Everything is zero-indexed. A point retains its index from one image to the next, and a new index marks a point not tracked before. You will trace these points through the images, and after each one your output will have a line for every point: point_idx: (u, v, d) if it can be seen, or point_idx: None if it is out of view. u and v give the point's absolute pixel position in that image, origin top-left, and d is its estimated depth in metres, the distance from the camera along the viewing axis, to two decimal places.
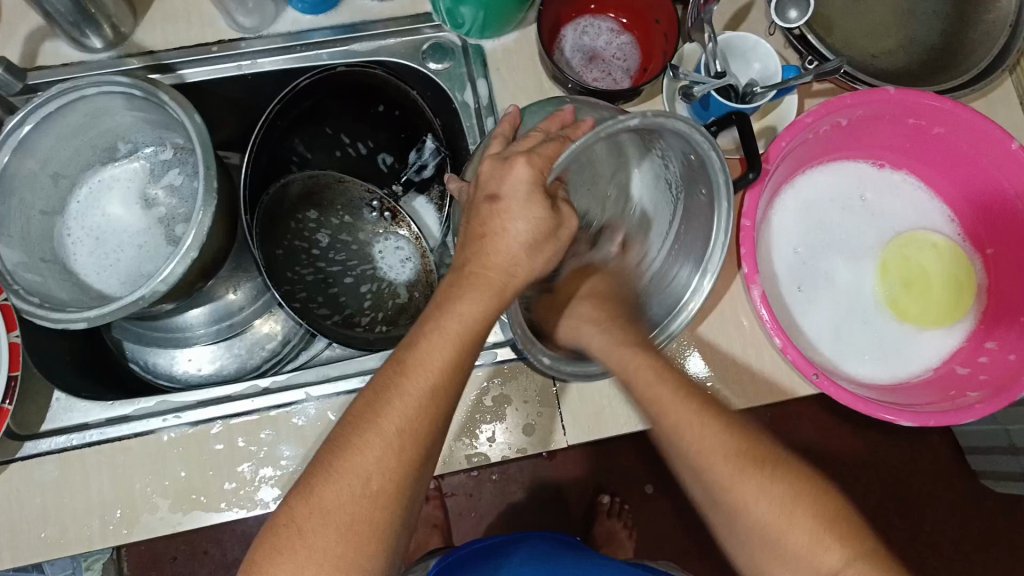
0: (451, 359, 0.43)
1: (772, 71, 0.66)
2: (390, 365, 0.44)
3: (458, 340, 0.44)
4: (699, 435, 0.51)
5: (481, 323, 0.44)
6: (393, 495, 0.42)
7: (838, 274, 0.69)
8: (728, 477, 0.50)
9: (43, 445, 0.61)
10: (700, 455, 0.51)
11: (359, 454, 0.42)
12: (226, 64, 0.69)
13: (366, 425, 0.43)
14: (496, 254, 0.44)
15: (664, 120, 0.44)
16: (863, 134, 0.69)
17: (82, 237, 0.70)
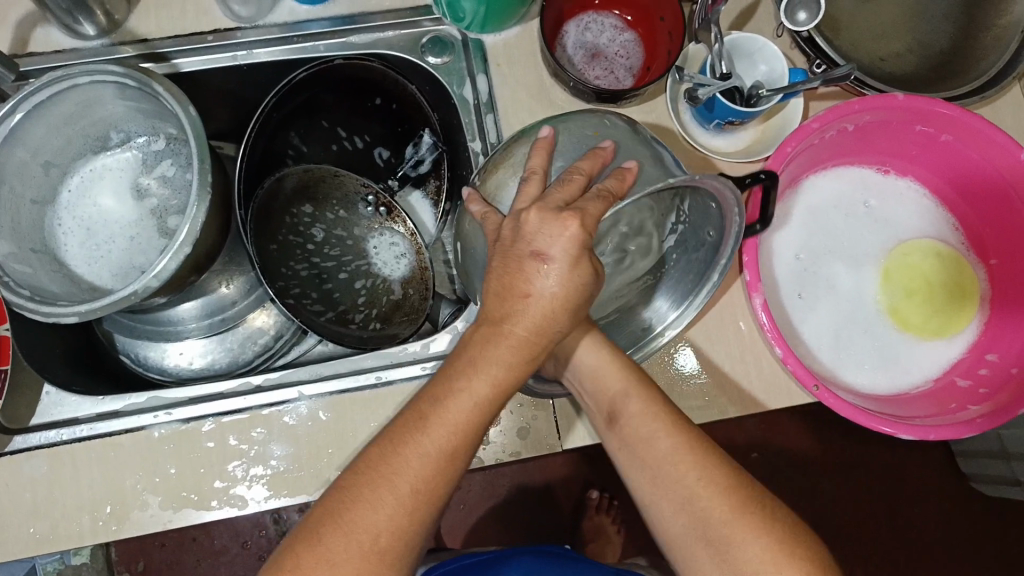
0: (473, 421, 0.44)
1: (779, 74, 0.65)
2: (407, 420, 0.44)
3: (482, 404, 0.44)
4: (690, 459, 0.50)
5: (506, 388, 0.44)
6: (400, 553, 0.42)
7: (839, 281, 0.68)
8: (725, 514, 0.48)
9: (33, 439, 0.60)
10: (688, 480, 0.50)
11: (370, 509, 0.42)
12: (222, 54, 0.68)
13: (379, 480, 0.43)
14: (533, 315, 0.43)
15: (704, 180, 0.45)
16: (869, 139, 0.67)
17: (73, 227, 0.69)
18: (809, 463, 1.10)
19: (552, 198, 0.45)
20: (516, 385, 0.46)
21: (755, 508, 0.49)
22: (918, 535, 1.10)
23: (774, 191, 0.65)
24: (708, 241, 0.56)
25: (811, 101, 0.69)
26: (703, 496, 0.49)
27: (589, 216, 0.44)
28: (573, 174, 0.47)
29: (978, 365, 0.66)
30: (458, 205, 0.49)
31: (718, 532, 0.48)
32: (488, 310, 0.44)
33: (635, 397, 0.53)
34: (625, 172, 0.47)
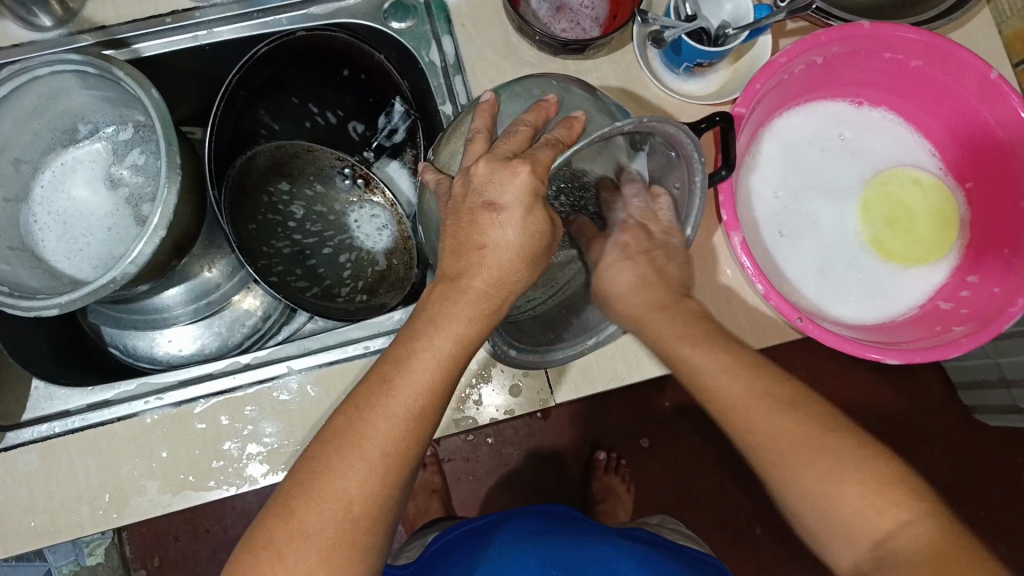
0: (443, 374, 0.44)
1: (744, 12, 0.64)
2: (378, 380, 0.44)
3: (446, 362, 0.44)
4: (715, 363, 0.53)
5: (466, 346, 0.45)
6: (374, 519, 0.43)
7: (820, 216, 0.68)
8: (754, 413, 0.51)
9: (25, 434, 0.59)
10: (709, 382, 0.53)
11: (341, 474, 0.42)
12: (182, 35, 0.67)
13: (349, 445, 0.43)
14: (492, 265, 0.44)
15: (655, 124, 0.45)
16: (840, 72, 0.67)
17: (50, 223, 0.68)
18: None
19: (501, 149, 0.45)
20: (479, 339, 0.46)
21: (801, 415, 0.50)
22: (927, 471, 1.11)
23: (748, 132, 0.65)
24: (676, 192, 0.57)
25: (780, 38, 0.69)
26: (746, 426, 0.51)
27: (541, 163, 0.44)
28: (518, 127, 0.47)
29: (958, 286, 0.67)
30: (431, 181, 0.50)
31: (771, 449, 0.50)
32: (444, 269, 0.45)
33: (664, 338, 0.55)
34: (572, 120, 0.47)
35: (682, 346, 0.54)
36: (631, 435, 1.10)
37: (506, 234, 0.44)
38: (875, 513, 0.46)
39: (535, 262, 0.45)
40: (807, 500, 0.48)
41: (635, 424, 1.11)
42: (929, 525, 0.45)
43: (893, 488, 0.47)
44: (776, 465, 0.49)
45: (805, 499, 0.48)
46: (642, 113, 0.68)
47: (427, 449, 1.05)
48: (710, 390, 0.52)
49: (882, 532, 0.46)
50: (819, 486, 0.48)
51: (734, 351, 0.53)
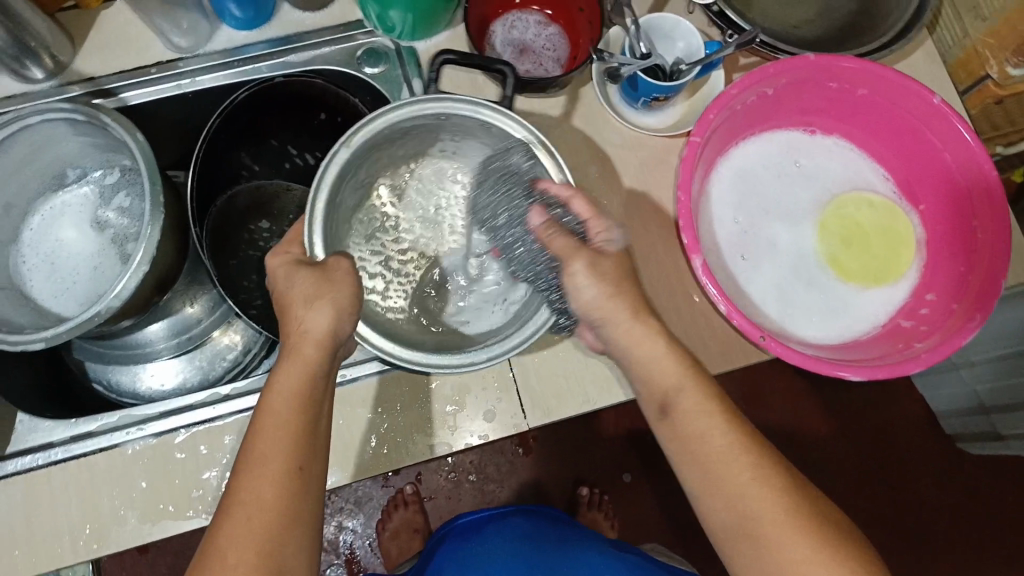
0: (296, 424, 0.48)
1: (695, 48, 0.68)
2: (240, 460, 0.47)
3: (297, 397, 0.49)
4: (733, 450, 0.49)
5: (308, 395, 0.49)
6: (281, 555, 0.43)
7: (780, 239, 0.71)
8: (773, 515, 0.47)
9: (8, 467, 0.61)
10: (720, 463, 0.49)
11: (235, 523, 0.44)
12: (166, 84, 0.71)
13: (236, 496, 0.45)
14: (298, 320, 0.51)
15: (381, 120, 0.54)
16: (791, 102, 0.70)
17: (38, 263, 0.71)
18: (798, 439, 1.11)
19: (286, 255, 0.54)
20: (322, 378, 0.51)
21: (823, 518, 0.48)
22: (915, 499, 1.10)
23: (704, 161, 0.68)
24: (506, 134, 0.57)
25: (734, 72, 0.72)
26: (760, 506, 0.48)
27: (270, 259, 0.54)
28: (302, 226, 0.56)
29: (921, 307, 0.68)
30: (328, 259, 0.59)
31: (778, 541, 0.47)
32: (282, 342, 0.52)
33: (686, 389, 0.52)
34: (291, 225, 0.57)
35: (705, 426, 0.51)
36: (615, 470, 1.10)
37: (297, 284, 0.52)
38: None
39: (334, 293, 0.51)
40: None
41: (620, 458, 1.11)
42: None
43: None
44: (782, 550, 0.46)
45: None
46: (605, 145, 0.71)
47: (409, 487, 1.06)
48: (715, 460, 0.50)
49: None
50: None
51: (753, 442, 0.50)
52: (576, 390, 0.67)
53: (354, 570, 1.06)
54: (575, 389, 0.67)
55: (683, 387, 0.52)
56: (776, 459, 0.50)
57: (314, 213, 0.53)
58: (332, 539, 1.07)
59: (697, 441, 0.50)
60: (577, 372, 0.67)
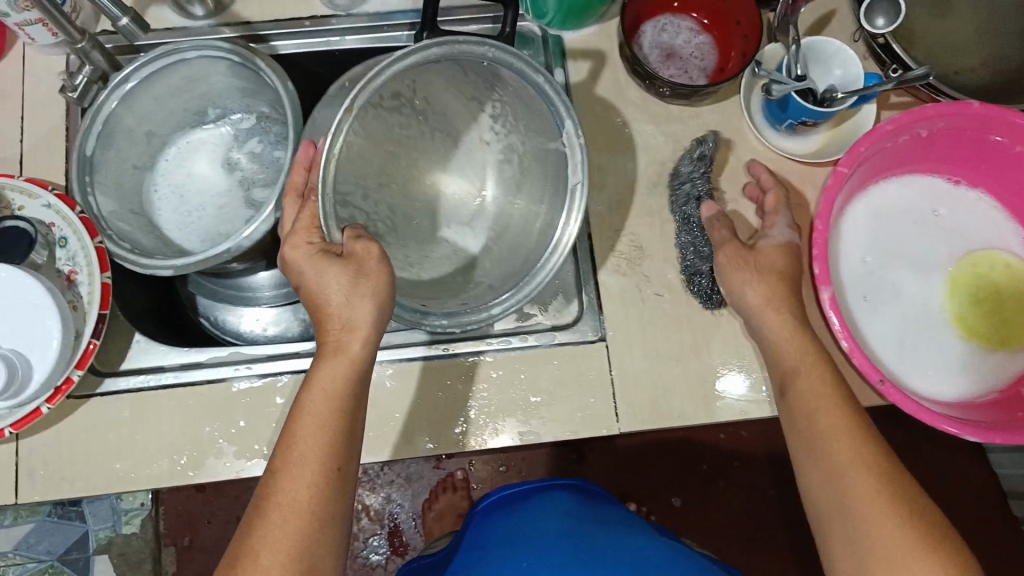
0: (334, 423, 0.50)
1: (854, 76, 0.66)
2: (277, 457, 0.50)
3: (331, 401, 0.51)
4: (829, 424, 0.54)
5: (355, 386, 0.52)
6: (311, 557, 0.47)
7: (905, 286, 0.69)
8: (865, 490, 0.50)
9: (121, 383, 0.63)
10: (823, 437, 0.53)
11: (268, 524, 0.47)
12: (316, 39, 0.72)
13: (273, 498, 0.48)
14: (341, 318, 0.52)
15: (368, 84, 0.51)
16: (938, 148, 0.68)
17: (167, 194, 0.74)
18: None
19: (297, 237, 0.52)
20: (360, 377, 0.52)
21: (910, 503, 0.50)
22: None
23: (844, 193, 0.66)
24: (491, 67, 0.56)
25: (883, 110, 0.70)
26: (851, 481, 0.51)
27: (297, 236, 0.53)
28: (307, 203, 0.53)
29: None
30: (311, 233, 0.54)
31: (863, 519, 0.50)
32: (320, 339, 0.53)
33: (805, 366, 0.57)
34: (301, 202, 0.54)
35: (820, 404, 0.55)
36: (664, 491, 1.09)
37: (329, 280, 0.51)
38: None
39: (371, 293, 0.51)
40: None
41: (672, 479, 1.10)
42: None
43: None
44: (861, 523, 0.50)
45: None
46: (738, 163, 0.71)
47: (459, 472, 1.07)
48: (815, 435, 0.54)
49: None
50: (904, 557, 0.48)
51: (858, 427, 0.54)
52: (673, 401, 0.66)
53: (395, 541, 1.07)
54: (671, 402, 0.66)
55: (801, 367, 0.57)
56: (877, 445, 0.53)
57: (326, 196, 0.50)
58: (377, 509, 1.08)
59: (811, 412, 0.55)
60: (675, 384, 0.66)
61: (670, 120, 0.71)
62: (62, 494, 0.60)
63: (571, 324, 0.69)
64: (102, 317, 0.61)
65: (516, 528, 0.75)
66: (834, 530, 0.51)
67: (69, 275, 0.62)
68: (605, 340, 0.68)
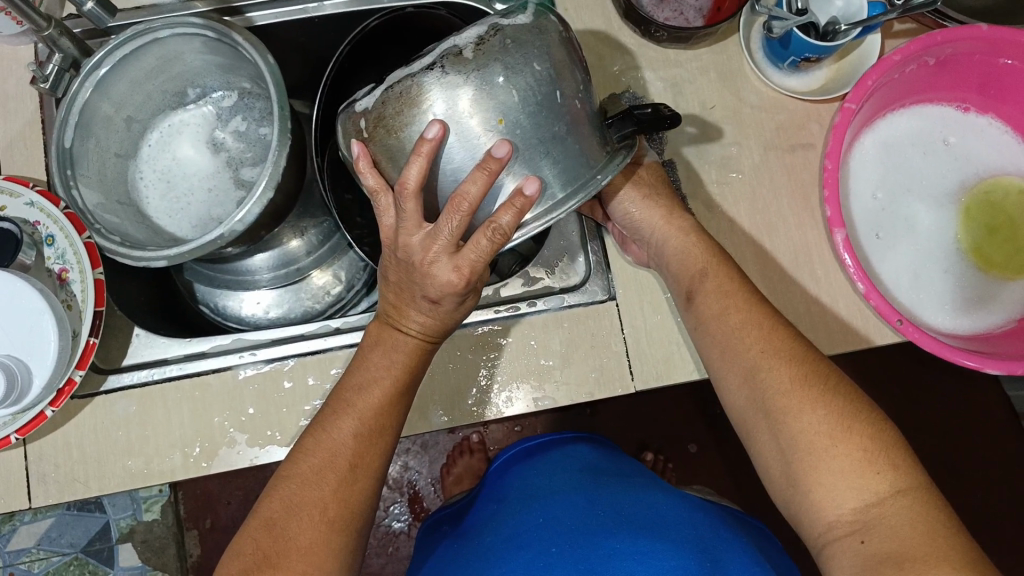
0: (390, 397, 0.52)
1: (856, 8, 0.64)
2: (326, 413, 0.52)
3: (391, 380, 0.52)
4: (746, 333, 0.55)
5: (408, 373, 0.53)
6: (347, 521, 0.49)
7: (918, 220, 0.67)
8: (786, 383, 0.51)
9: (124, 378, 0.62)
10: (743, 340, 0.55)
11: (312, 484, 0.49)
12: (293, 6, 0.69)
13: (319, 460, 0.50)
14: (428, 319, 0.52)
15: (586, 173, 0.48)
16: (948, 75, 0.66)
17: (154, 180, 0.71)
18: None
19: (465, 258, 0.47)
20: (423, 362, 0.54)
21: (826, 389, 0.51)
22: (994, 499, 1.07)
23: (852, 128, 0.64)
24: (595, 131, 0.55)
25: (887, 38, 0.68)
26: (773, 378, 0.52)
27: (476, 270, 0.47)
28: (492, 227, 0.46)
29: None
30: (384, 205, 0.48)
31: (785, 410, 0.51)
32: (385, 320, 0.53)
33: (711, 271, 0.58)
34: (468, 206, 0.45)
35: (729, 304, 0.56)
36: (681, 437, 1.09)
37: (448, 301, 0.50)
38: (866, 481, 0.47)
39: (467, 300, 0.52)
40: (807, 460, 0.49)
41: (687, 427, 1.10)
42: (912, 498, 0.46)
43: (882, 457, 0.48)
44: (788, 419, 0.50)
45: (797, 458, 0.50)
46: (742, 105, 0.68)
47: (474, 436, 1.08)
48: (728, 342, 0.55)
49: (871, 499, 0.47)
50: (826, 439, 0.49)
51: (778, 331, 0.54)
52: (689, 355, 0.65)
53: (417, 508, 1.07)
54: (686, 355, 0.65)
55: (707, 272, 0.59)
56: (805, 351, 0.53)
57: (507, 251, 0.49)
58: (396, 477, 1.08)
59: (714, 319, 0.57)
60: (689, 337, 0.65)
61: (670, 64, 0.68)
62: (74, 496, 0.59)
63: (579, 284, 0.67)
64: (97, 315, 0.59)
65: (531, 476, 0.73)
66: (765, 430, 0.52)
67: (60, 273, 0.60)
68: (614, 299, 0.67)
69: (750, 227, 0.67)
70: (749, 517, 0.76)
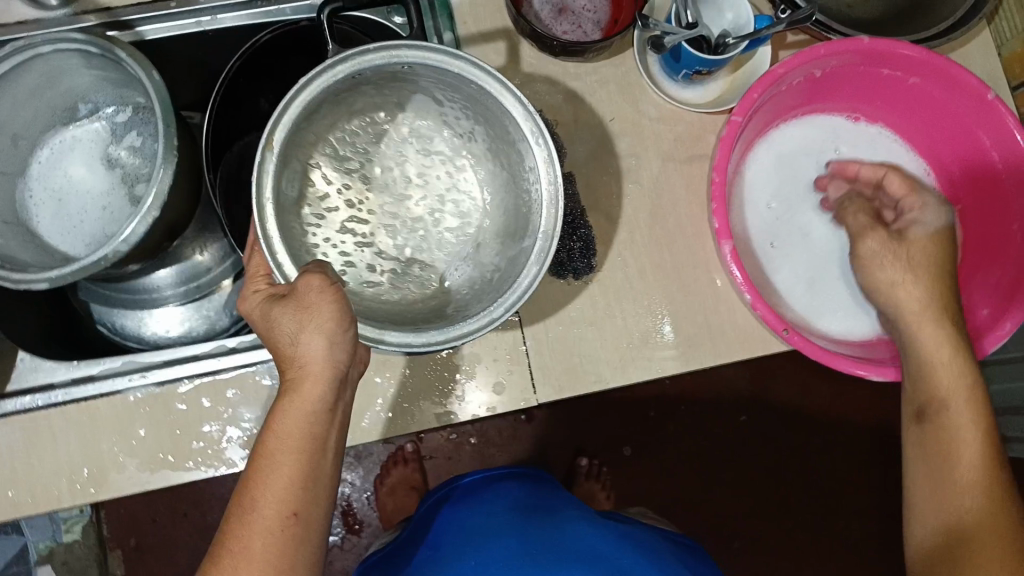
0: (301, 447, 0.48)
1: (745, 20, 0.65)
2: (243, 485, 0.48)
3: (298, 427, 0.48)
4: (947, 380, 0.56)
5: (311, 414, 0.49)
6: None
7: (813, 229, 0.68)
8: (976, 444, 0.54)
9: (7, 405, 0.59)
10: (943, 394, 0.56)
11: (241, 563, 0.45)
12: (185, 20, 0.67)
13: (245, 536, 0.46)
14: (309, 359, 0.49)
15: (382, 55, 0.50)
16: (835, 85, 0.67)
17: (44, 199, 0.69)
18: (794, 422, 1.11)
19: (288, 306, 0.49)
20: (330, 399, 0.50)
21: (991, 457, 0.54)
22: None
23: (742, 141, 0.65)
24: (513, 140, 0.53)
25: (779, 50, 0.69)
26: (962, 438, 0.55)
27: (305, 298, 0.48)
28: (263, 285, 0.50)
29: (971, 320, 0.65)
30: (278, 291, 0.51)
31: (956, 465, 0.54)
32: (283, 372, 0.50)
33: (911, 312, 0.59)
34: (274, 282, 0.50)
35: (935, 346, 0.57)
36: (616, 441, 1.09)
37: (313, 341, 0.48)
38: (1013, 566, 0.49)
39: (342, 330, 0.49)
40: (955, 525, 0.53)
41: (621, 431, 1.09)
42: None
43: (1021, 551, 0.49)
44: (952, 479, 0.54)
45: (951, 520, 0.53)
46: (640, 117, 0.69)
47: (409, 445, 1.06)
48: (927, 386, 0.57)
49: None
50: (973, 517, 0.52)
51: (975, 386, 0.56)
52: (590, 367, 0.66)
53: (351, 521, 1.07)
54: (588, 367, 0.66)
55: (906, 306, 0.59)
56: (976, 407, 0.56)
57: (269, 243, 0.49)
58: None
59: (926, 366, 0.57)
60: (590, 349, 0.66)
61: (569, 77, 0.69)
62: None
63: None
64: None
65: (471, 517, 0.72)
66: (923, 471, 0.56)
67: None
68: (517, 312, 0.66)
69: (649, 240, 0.67)
70: (684, 536, 0.79)
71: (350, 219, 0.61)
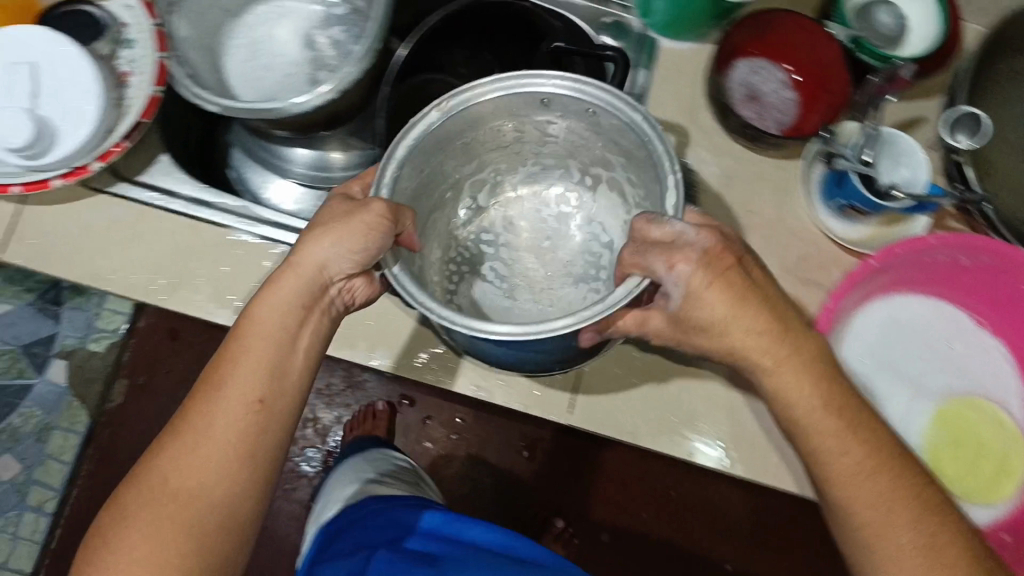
0: (279, 336, 0.52)
1: (919, 181, 0.64)
2: (217, 359, 0.52)
3: (281, 316, 0.52)
4: (875, 495, 0.49)
5: (296, 306, 0.52)
6: (236, 467, 0.49)
7: (891, 402, 0.67)
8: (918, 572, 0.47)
9: (133, 193, 0.65)
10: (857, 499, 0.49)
11: (202, 436, 0.49)
12: None
13: (199, 414, 0.50)
14: (307, 263, 0.52)
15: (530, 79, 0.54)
16: (974, 279, 0.67)
17: (242, 46, 0.75)
18: None
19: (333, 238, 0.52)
20: (316, 299, 0.53)
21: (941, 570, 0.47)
22: None
23: (863, 289, 0.65)
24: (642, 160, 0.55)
25: (936, 225, 0.69)
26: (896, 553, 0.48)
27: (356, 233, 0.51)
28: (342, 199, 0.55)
29: None
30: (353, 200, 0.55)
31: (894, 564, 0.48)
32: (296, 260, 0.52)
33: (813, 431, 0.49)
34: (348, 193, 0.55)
35: (837, 442, 0.49)
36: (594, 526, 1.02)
37: (329, 254, 0.51)
38: None
39: (353, 248, 0.51)
40: None
41: (605, 519, 1.02)
42: None
43: None
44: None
45: None
46: (778, 224, 0.70)
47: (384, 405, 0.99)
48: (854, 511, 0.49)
49: None
50: None
51: (915, 502, 0.48)
52: (627, 419, 0.65)
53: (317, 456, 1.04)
54: (626, 417, 0.65)
55: (827, 431, 0.49)
56: (919, 512, 0.48)
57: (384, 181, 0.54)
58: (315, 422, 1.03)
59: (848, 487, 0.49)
60: (637, 402, 0.66)
61: (732, 158, 0.71)
62: (44, 270, 0.64)
63: None
64: (140, 123, 0.63)
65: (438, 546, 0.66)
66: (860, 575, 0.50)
67: (122, 75, 0.64)
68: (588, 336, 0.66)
69: None
70: None
71: (489, 235, 0.68)
